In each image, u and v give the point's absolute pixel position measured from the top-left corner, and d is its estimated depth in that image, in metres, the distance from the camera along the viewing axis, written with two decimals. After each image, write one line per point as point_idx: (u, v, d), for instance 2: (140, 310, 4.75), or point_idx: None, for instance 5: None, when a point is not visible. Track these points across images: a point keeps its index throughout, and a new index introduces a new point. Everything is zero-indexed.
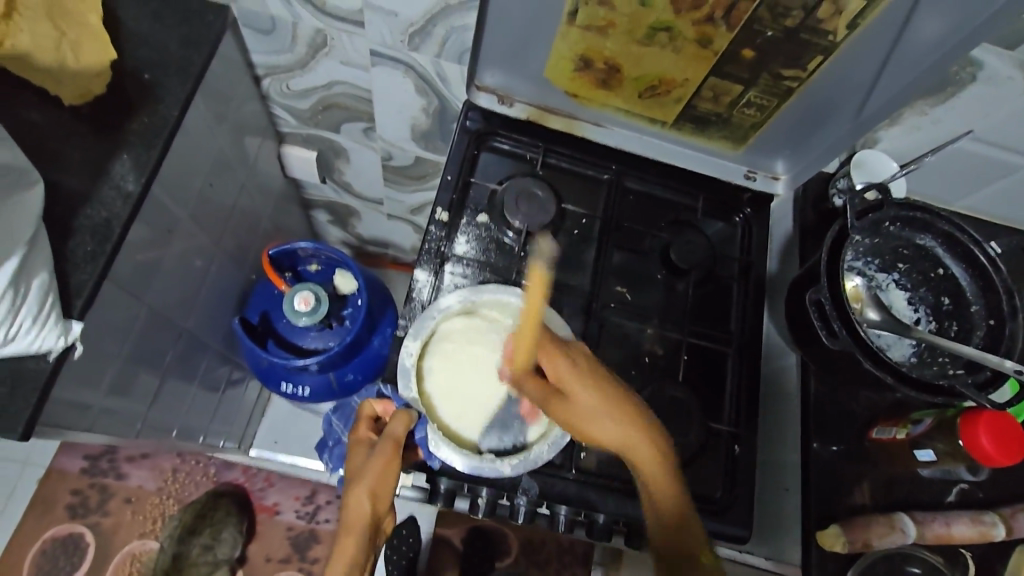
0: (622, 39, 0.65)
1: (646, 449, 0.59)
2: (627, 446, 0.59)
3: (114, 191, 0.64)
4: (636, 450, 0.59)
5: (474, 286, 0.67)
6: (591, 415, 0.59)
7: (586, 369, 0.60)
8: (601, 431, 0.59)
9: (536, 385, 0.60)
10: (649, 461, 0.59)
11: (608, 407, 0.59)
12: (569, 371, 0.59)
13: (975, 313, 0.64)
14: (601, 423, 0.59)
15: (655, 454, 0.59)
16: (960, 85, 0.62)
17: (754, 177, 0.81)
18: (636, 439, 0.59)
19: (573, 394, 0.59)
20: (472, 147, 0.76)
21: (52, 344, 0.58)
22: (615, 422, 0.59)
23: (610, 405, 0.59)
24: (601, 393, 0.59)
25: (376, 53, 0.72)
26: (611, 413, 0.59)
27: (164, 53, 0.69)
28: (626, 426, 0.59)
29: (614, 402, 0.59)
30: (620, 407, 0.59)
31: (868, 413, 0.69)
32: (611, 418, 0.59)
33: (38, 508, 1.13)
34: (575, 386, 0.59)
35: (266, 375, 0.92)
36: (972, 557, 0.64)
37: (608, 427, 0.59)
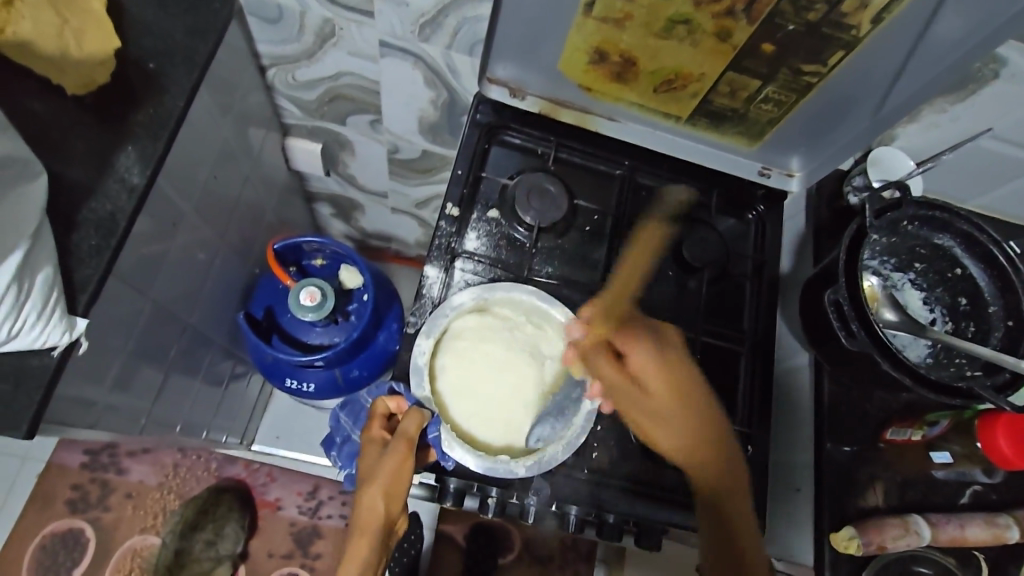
0: (639, 32, 0.64)
1: (711, 444, 0.63)
2: (691, 438, 0.63)
3: (119, 183, 0.62)
4: (700, 442, 0.63)
5: (487, 283, 0.66)
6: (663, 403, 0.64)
7: (668, 363, 0.65)
8: (666, 417, 0.64)
9: (610, 370, 0.64)
10: (709, 451, 0.63)
11: (680, 398, 0.64)
12: (651, 361, 0.64)
13: (993, 314, 0.63)
14: (669, 414, 0.64)
15: (717, 448, 0.63)
16: (982, 82, 0.59)
17: (768, 174, 0.80)
18: (704, 433, 0.63)
19: (647, 383, 0.64)
20: (483, 141, 0.74)
21: (58, 339, 0.56)
22: (683, 413, 0.64)
23: (681, 398, 0.64)
24: (678, 386, 0.64)
25: (386, 44, 0.70)
26: (682, 404, 0.64)
27: (169, 41, 0.68)
28: (692, 419, 0.64)
29: (686, 397, 0.64)
30: (690, 401, 0.64)
31: (882, 414, 0.69)
32: (680, 409, 0.64)
33: (38, 503, 1.12)
34: (649, 378, 0.64)
35: (271, 370, 0.91)
36: (985, 559, 0.64)
37: (678, 418, 0.63)
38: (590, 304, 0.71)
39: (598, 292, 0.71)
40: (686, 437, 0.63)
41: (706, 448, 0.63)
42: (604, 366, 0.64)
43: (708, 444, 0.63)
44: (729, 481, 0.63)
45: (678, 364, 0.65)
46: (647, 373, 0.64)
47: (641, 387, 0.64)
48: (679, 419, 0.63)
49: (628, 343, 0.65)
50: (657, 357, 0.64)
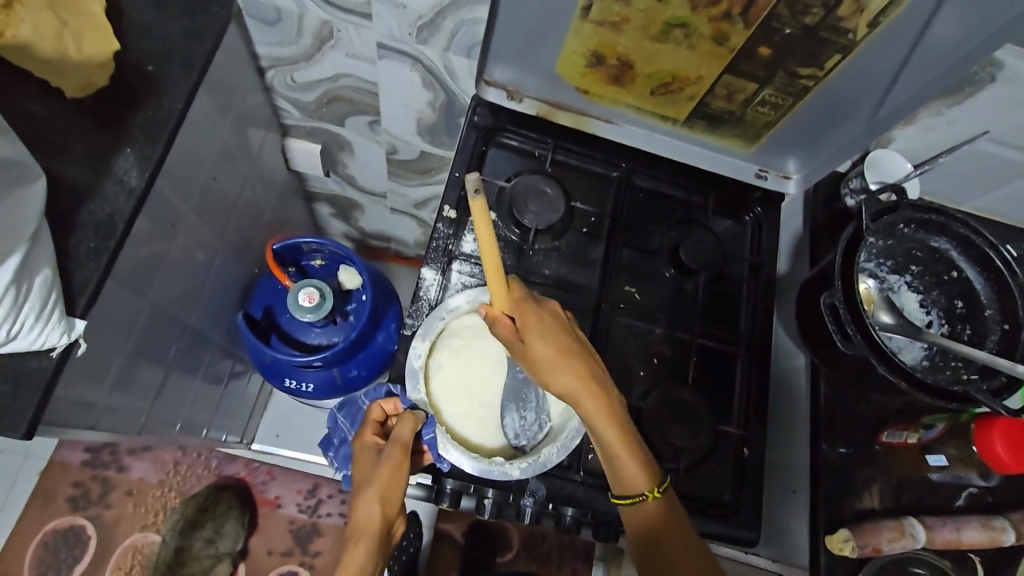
0: (636, 35, 0.64)
1: (599, 400, 0.57)
2: (579, 393, 0.57)
3: (117, 185, 0.63)
4: (587, 398, 0.57)
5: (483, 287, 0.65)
6: (547, 358, 0.57)
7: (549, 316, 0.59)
8: (552, 373, 0.57)
9: (509, 336, 0.58)
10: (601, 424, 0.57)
11: (565, 351, 0.57)
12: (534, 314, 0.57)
13: (989, 318, 0.63)
14: (554, 371, 0.57)
15: (606, 404, 0.58)
16: (979, 85, 0.61)
17: (765, 176, 0.80)
18: (591, 390, 0.57)
19: (533, 339, 0.57)
20: (480, 143, 0.75)
21: (57, 341, 0.56)
22: (568, 367, 0.57)
23: (566, 348, 0.57)
24: (561, 337, 0.58)
25: (383, 46, 0.71)
26: (569, 359, 0.57)
27: (168, 44, 0.68)
28: (578, 373, 0.57)
29: (571, 349, 0.58)
30: (576, 356, 0.58)
31: (877, 417, 0.69)
32: (568, 371, 0.57)
33: (40, 500, 1.13)
34: (535, 333, 0.57)
35: (270, 370, 0.92)
36: (980, 562, 0.64)
37: (562, 375, 0.57)
38: (587, 305, 0.71)
39: (594, 294, 0.71)
40: (573, 395, 0.57)
41: (594, 404, 0.57)
42: (503, 328, 0.58)
43: (598, 399, 0.57)
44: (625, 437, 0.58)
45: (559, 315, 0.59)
46: (530, 328, 0.57)
47: (526, 345, 0.57)
48: (566, 376, 0.57)
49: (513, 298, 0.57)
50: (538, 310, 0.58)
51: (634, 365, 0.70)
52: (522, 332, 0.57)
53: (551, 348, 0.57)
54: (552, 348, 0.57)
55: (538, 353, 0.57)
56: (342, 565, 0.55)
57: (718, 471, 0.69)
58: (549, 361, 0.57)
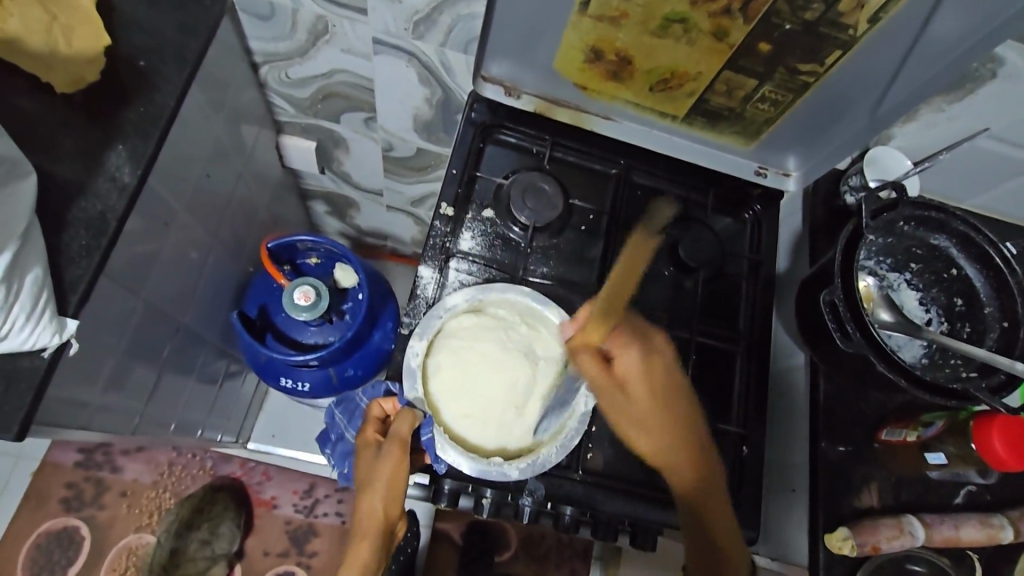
0: (635, 30, 0.63)
1: (688, 450, 0.61)
2: (671, 439, 0.61)
3: (109, 182, 0.62)
4: (674, 444, 0.61)
5: (483, 285, 0.65)
6: (643, 402, 0.62)
7: (650, 362, 0.63)
8: (645, 416, 0.61)
9: (597, 370, 0.61)
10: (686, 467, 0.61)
11: (661, 399, 0.62)
12: (637, 359, 0.62)
13: (988, 315, 0.63)
14: (646, 411, 0.62)
15: (694, 452, 0.61)
16: (979, 81, 0.61)
17: (765, 173, 0.80)
18: (682, 439, 0.61)
19: (630, 378, 0.62)
20: (477, 140, 0.74)
21: (48, 341, 0.55)
22: (660, 415, 0.62)
23: (662, 397, 0.62)
24: (658, 385, 0.62)
25: (379, 41, 0.70)
26: (663, 406, 0.62)
27: (160, 38, 0.67)
28: (669, 421, 0.62)
29: (665, 399, 0.62)
30: (670, 405, 0.62)
31: (877, 414, 0.69)
32: (661, 414, 0.62)
33: (32, 502, 1.12)
34: (634, 377, 0.62)
35: (265, 370, 0.91)
36: (979, 560, 0.64)
37: (655, 419, 0.61)
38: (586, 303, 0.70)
39: (594, 292, 0.71)
40: (664, 441, 0.61)
41: (682, 453, 0.61)
42: (591, 362, 0.61)
43: (687, 450, 0.61)
44: (706, 488, 0.61)
45: (661, 364, 0.63)
46: (631, 372, 0.62)
47: (625, 388, 0.62)
48: (660, 421, 0.61)
49: (616, 345, 0.62)
50: (640, 357, 0.62)
51: None
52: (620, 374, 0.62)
53: (648, 393, 0.62)
54: (648, 390, 0.62)
55: (636, 394, 0.62)
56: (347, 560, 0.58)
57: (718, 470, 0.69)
58: (647, 404, 0.62)
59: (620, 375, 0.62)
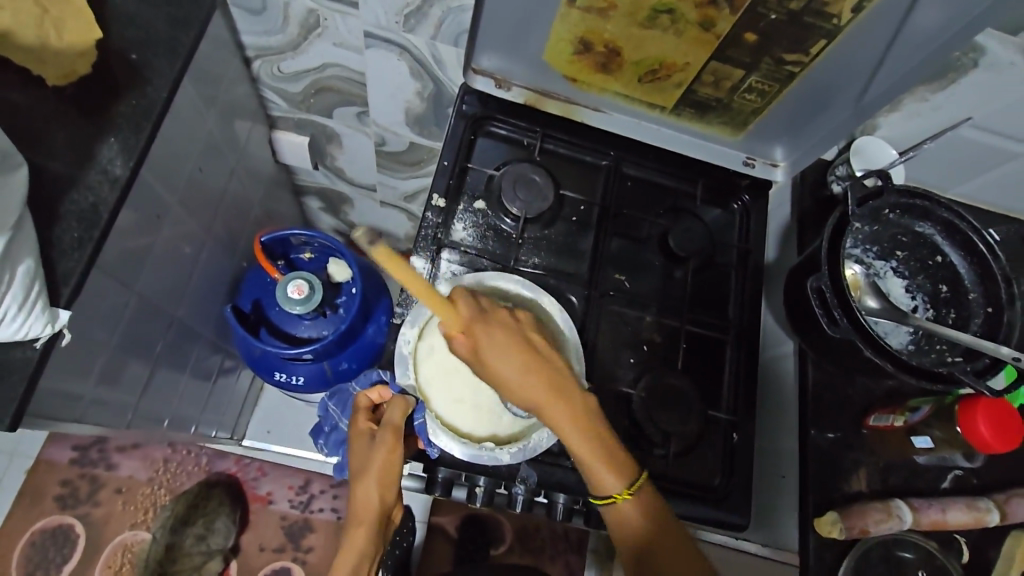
0: (623, 21, 0.64)
1: (573, 415, 0.56)
2: (552, 409, 0.56)
3: (101, 175, 0.62)
4: (557, 412, 0.55)
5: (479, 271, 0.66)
6: (513, 377, 0.55)
7: (508, 331, 0.56)
8: (516, 390, 0.55)
9: (465, 353, 0.55)
10: (575, 439, 0.56)
11: (530, 364, 0.55)
12: (493, 332, 0.55)
13: (973, 301, 0.64)
14: (518, 388, 0.55)
15: (578, 418, 0.56)
16: (962, 71, 0.62)
17: (753, 164, 0.80)
18: (563, 406, 0.56)
19: (490, 360, 0.55)
20: (468, 132, 0.74)
21: (40, 332, 0.56)
22: (538, 383, 0.55)
23: (529, 364, 0.55)
24: (523, 352, 0.55)
25: (370, 34, 0.70)
26: (534, 376, 0.55)
27: (152, 33, 0.67)
28: (545, 387, 0.55)
29: (534, 365, 0.56)
30: (544, 373, 0.56)
31: (865, 401, 0.70)
32: (532, 386, 0.55)
33: (28, 499, 1.12)
34: (493, 354, 0.54)
35: (259, 364, 0.91)
36: (965, 543, 0.65)
37: (530, 393, 0.55)
38: (577, 293, 0.71)
39: (585, 282, 0.71)
40: (545, 413, 0.56)
41: (568, 419, 0.56)
42: (457, 346, 0.55)
43: (573, 415, 0.56)
44: (603, 450, 0.56)
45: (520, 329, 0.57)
46: (488, 344, 0.54)
47: (488, 368, 0.55)
48: (537, 392, 0.55)
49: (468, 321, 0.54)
50: (495, 327, 0.55)
51: (624, 352, 0.70)
52: (480, 354, 0.54)
53: (513, 364, 0.55)
54: (513, 367, 0.55)
55: (501, 374, 0.55)
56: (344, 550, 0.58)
57: (709, 457, 0.69)
58: (516, 379, 0.55)
59: (479, 354, 0.55)
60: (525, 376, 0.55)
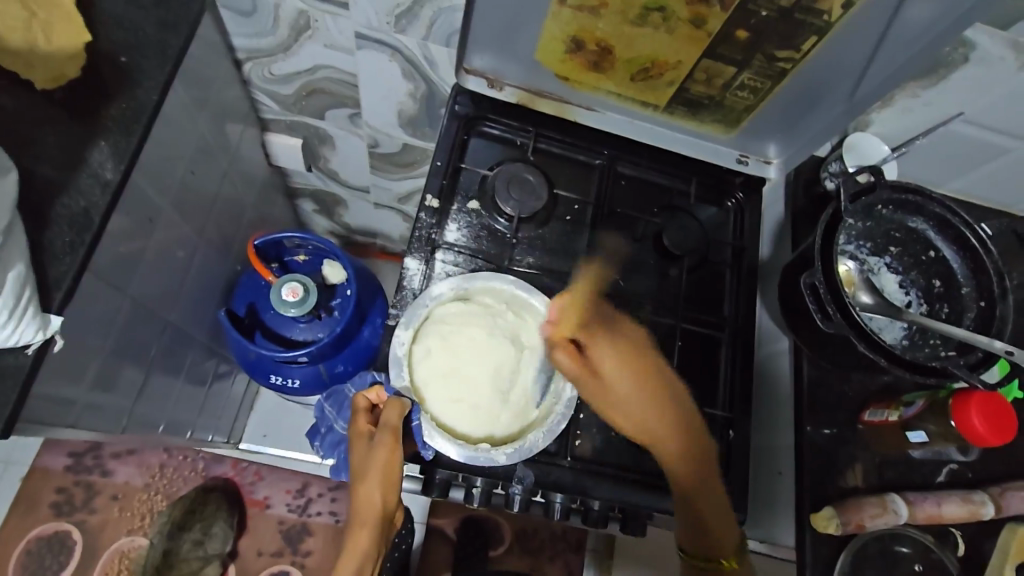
0: (615, 19, 0.64)
1: (676, 431, 0.64)
2: (657, 424, 0.63)
3: (91, 178, 0.61)
4: (660, 425, 0.63)
5: (472, 272, 0.66)
6: (628, 389, 0.63)
7: (625, 348, 0.65)
8: (627, 401, 0.63)
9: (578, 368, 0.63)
10: (676, 457, 0.63)
11: (648, 381, 0.65)
12: (615, 346, 0.64)
13: (966, 295, 0.64)
14: (625, 403, 0.63)
15: (682, 438, 0.63)
16: (953, 66, 0.62)
17: (747, 161, 0.80)
18: (670, 426, 0.63)
19: (608, 375, 0.63)
20: (461, 132, 0.74)
21: (32, 338, 0.55)
22: (649, 401, 0.64)
23: (645, 379, 0.64)
24: (638, 368, 0.64)
25: (362, 36, 0.70)
26: (646, 391, 0.64)
27: (141, 35, 0.67)
28: (653, 401, 0.64)
29: (647, 383, 0.64)
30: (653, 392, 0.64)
31: (860, 396, 0.70)
32: (643, 402, 0.63)
33: (22, 506, 1.11)
34: (611, 368, 0.63)
35: (254, 367, 0.90)
36: (961, 536, 0.66)
37: (639, 410, 0.63)
38: (572, 292, 0.71)
39: (579, 281, 0.71)
40: (653, 431, 0.63)
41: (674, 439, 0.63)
42: (568, 361, 0.63)
43: (675, 431, 0.63)
44: (695, 463, 0.63)
45: (637, 348, 0.66)
46: (611, 357, 0.63)
47: (604, 382, 0.63)
48: (646, 405, 0.63)
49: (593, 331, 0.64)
50: (614, 345, 0.64)
51: None
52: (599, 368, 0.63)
53: (632, 374, 0.64)
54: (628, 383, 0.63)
55: (615, 388, 0.63)
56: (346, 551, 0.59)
57: None
58: (628, 390, 0.63)
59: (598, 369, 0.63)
60: (638, 392, 0.64)
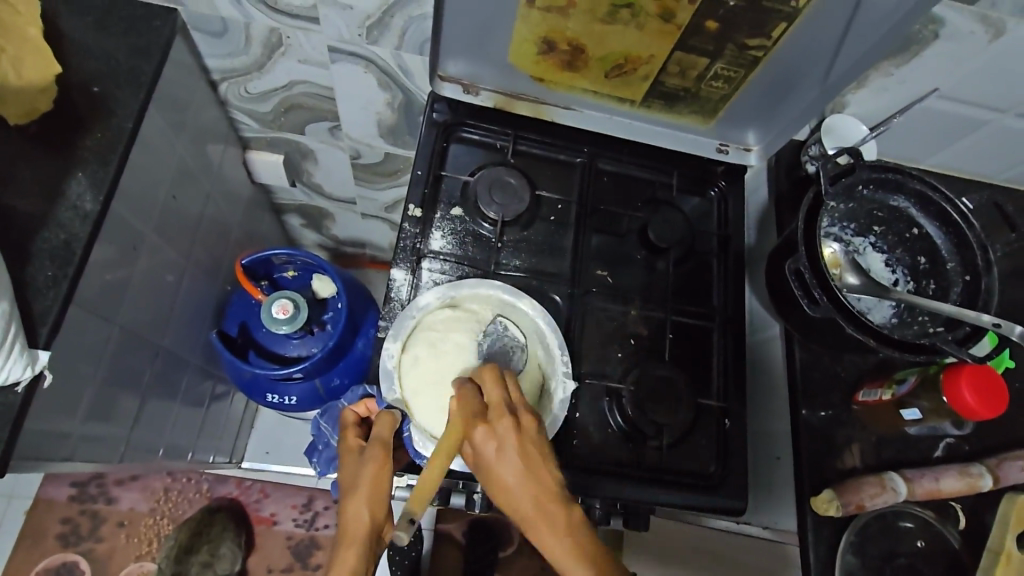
0: (584, 19, 0.64)
1: (567, 537, 0.45)
2: (539, 530, 0.46)
3: (71, 211, 0.61)
4: (557, 544, 0.45)
5: (447, 285, 0.66)
6: (505, 490, 0.47)
7: (507, 434, 0.48)
8: (507, 501, 0.47)
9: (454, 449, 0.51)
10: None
11: (528, 473, 0.47)
12: (490, 441, 0.48)
13: (951, 270, 0.65)
14: (501, 494, 0.47)
15: (582, 563, 0.44)
16: (923, 43, 0.62)
17: (726, 150, 0.80)
18: (554, 531, 0.45)
19: (487, 460, 0.48)
20: (440, 139, 0.74)
21: (21, 374, 0.55)
22: (532, 501, 0.46)
23: (528, 477, 0.47)
24: (523, 466, 0.47)
25: (335, 49, 0.70)
26: (534, 493, 0.46)
27: (113, 63, 0.67)
28: (540, 502, 0.46)
29: (534, 479, 0.47)
30: (535, 486, 0.47)
31: (854, 377, 0.70)
32: (530, 502, 0.46)
33: (28, 540, 1.11)
34: (495, 461, 0.47)
35: (250, 387, 0.90)
36: (961, 509, 0.66)
37: (518, 503, 0.46)
38: (561, 292, 0.71)
39: (567, 280, 0.72)
40: (534, 537, 0.46)
41: (562, 557, 0.45)
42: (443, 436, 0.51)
43: (559, 543, 0.45)
44: None
45: (517, 432, 0.48)
46: (492, 453, 0.48)
47: (486, 471, 0.48)
48: (519, 504, 0.46)
49: (472, 418, 0.49)
50: (494, 431, 0.48)
51: (610, 346, 0.71)
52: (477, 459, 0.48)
53: (513, 469, 0.47)
54: (511, 474, 0.47)
55: (497, 478, 0.47)
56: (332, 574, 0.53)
57: (702, 446, 0.70)
58: (502, 483, 0.47)
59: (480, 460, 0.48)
60: (522, 486, 0.47)
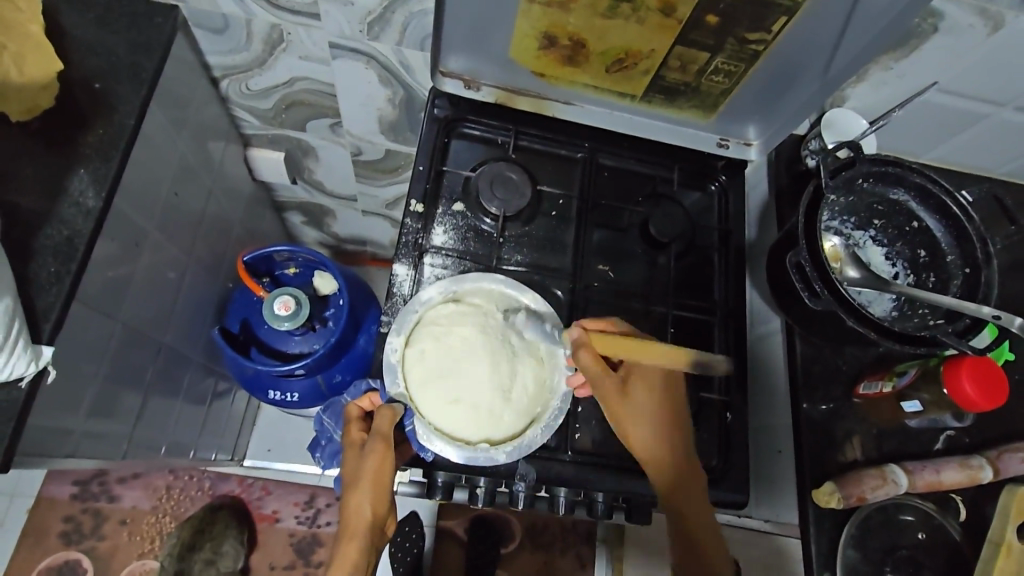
0: (586, 13, 0.64)
1: (673, 461, 0.63)
2: (656, 451, 0.63)
3: (74, 207, 0.61)
4: (671, 460, 0.63)
5: (497, 276, 0.67)
6: (637, 417, 0.64)
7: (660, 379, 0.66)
8: (642, 419, 0.63)
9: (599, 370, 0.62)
10: (668, 482, 0.63)
11: (664, 412, 0.65)
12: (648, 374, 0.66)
13: (951, 263, 0.65)
14: (644, 413, 0.64)
15: (685, 475, 0.63)
16: (923, 37, 0.62)
17: (727, 144, 0.80)
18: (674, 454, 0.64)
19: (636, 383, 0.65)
20: (441, 135, 0.75)
21: (24, 370, 0.55)
22: (662, 432, 0.64)
23: (657, 413, 0.64)
24: (655, 403, 0.65)
25: (336, 45, 0.70)
26: (664, 422, 0.64)
27: (114, 59, 0.67)
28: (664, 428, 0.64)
29: (662, 415, 0.65)
30: (669, 418, 0.65)
31: (855, 370, 0.70)
32: (663, 430, 0.64)
33: (30, 538, 1.11)
34: (643, 393, 0.65)
35: (252, 384, 0.90)
36: (962, 501, 0.66)
37: (648, 425, 0.63)
38: (562, 286, 0.71)
39: (569, 275, 0.72)
40: (654, 452, 0.63)
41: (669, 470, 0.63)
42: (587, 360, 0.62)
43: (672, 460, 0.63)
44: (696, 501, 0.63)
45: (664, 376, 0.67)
46: (634, 388, 0.65)
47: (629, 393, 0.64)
48: (651, 428, 0.63)
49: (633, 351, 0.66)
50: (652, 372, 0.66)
51: None
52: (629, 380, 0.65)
53: (653, 407, 0.65)
54: (653, 405, 0.65)
55: (642, 407, 0.64)
56: (335, 564, 0.56)
57: (704, 439, 0.70)
58: (644, 411, 0.64)
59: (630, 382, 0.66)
60: (658, 418, 0.64)
